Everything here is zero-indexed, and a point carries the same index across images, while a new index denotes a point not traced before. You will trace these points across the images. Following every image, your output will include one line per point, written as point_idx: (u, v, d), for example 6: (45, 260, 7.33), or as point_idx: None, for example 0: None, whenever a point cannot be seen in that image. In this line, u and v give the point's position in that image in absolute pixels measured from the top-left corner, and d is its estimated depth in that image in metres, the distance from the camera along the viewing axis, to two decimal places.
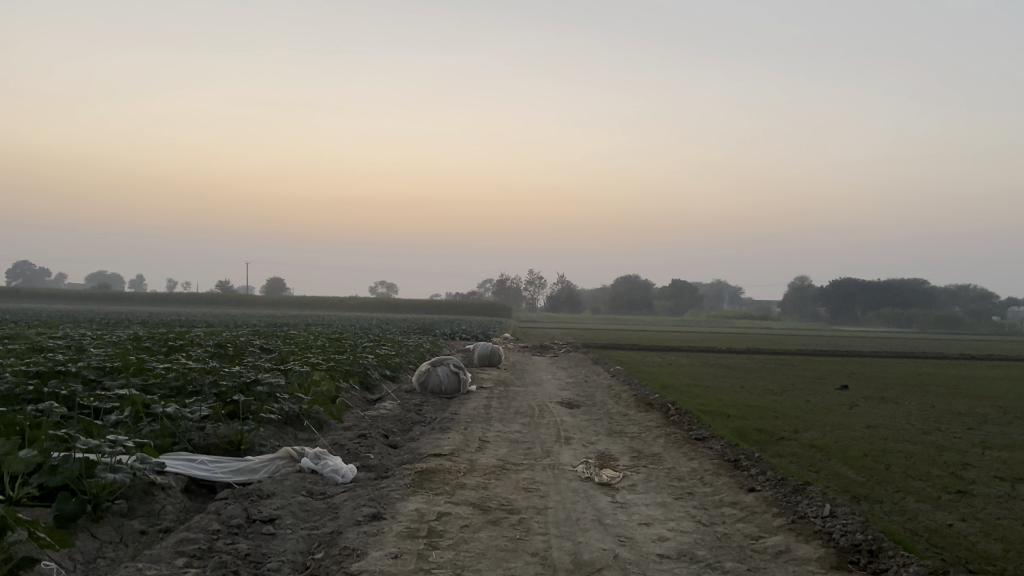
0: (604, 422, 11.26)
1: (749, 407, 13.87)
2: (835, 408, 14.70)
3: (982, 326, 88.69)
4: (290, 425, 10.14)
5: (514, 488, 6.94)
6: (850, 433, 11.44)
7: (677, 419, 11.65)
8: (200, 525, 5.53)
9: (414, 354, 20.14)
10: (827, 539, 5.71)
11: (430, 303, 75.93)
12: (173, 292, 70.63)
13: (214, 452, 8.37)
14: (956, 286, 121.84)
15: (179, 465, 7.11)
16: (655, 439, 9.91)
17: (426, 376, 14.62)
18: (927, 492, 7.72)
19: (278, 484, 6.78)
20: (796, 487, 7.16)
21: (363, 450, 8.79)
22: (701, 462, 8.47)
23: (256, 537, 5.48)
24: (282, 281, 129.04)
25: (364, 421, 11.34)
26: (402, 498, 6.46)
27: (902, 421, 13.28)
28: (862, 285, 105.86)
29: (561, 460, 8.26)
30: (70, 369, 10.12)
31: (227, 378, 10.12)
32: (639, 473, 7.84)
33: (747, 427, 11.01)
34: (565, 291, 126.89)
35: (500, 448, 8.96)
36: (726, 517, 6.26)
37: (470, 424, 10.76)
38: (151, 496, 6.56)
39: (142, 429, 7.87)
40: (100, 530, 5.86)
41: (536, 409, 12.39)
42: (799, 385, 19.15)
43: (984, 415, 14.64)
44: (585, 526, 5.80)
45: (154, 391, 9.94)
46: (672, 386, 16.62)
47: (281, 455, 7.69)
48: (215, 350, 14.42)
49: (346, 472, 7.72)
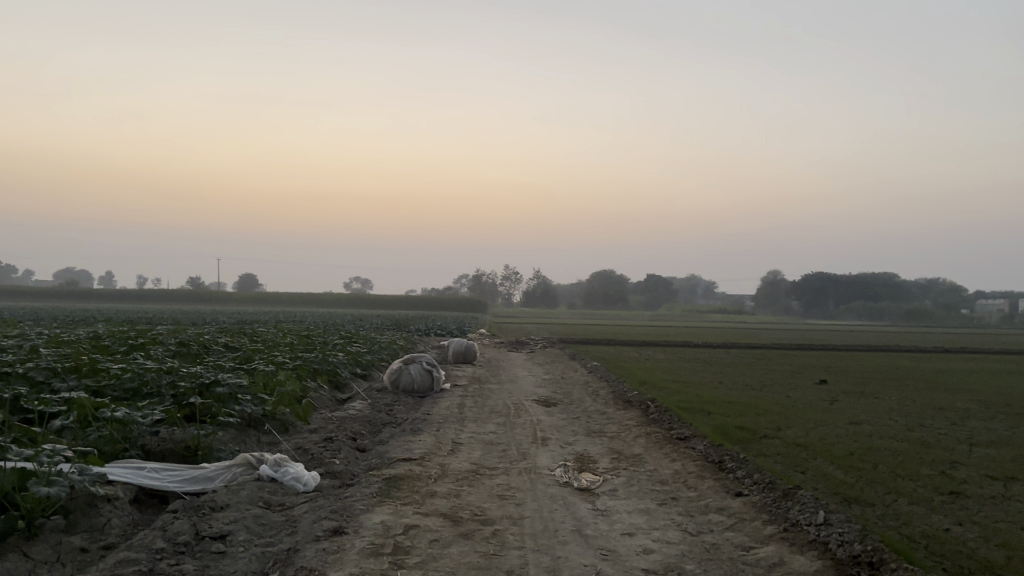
0: (582, 420, 10.86)
1: (728, 403, 13.53)
2: (816, 403, 14.45)
3: (951, 318, 89.94)
4: (253, 427, 9.62)
5: (488, 496, 6.49)
6: (832, 430, 11.14)
7: (657, 417, 11.26)
8: (142, 543, 5.02)
9: (387, 351, 19.66)
10: (823, 550, 5.34)
11: (404, 298, 75.31)
12: (143, 289, 69.27)
13: (167, 459, 7.85)
14: (925, 281, 123.44)
15: (126, 473, 6.59)
16: (635, 438, 9.53)
17: (397, 374, 14.14)
18: (918, 493, 7.41)
19: (233, 494, 6.30)
20: (785, 491, 6.78)
21: (327, 454, 8.31)
22: (684, 464, 8.07)
23: (204, 557, 4.99)
24: (253, 278, 127.67)
25: (332, 423, 10.82)
26: (366, 509, 5.99)
27: (884, 416, 13.01)
28: (835, 279, 106.80)
29: (537, 463, 7.84)
30: (16, 371, 9.53)
31: (185, 378, 9.58)
32: (619, 476, 7.44)
33: (728, 425, 10.65)
34: (540, 285, 126.55)
35: (473, 451, 8.51)
36: (713, 526, 5.88)
37: (443, 425, 10.28)
38: (95, 510, 6.03)
39: (89, 436, 7.35)
40: (34, 550, 5.30)
41: (512, 408, 11.96)
42: (777, 380, 18.90)
43: (965, 409, 14.45)
44: (565, 539, 5.38)
45: (107, 392, 9.38)
46: (651, 382, 16.32)
47: (238, 462, 7.19)
48: (176, 348, 13.81)
49: (308, 481, 7.22)
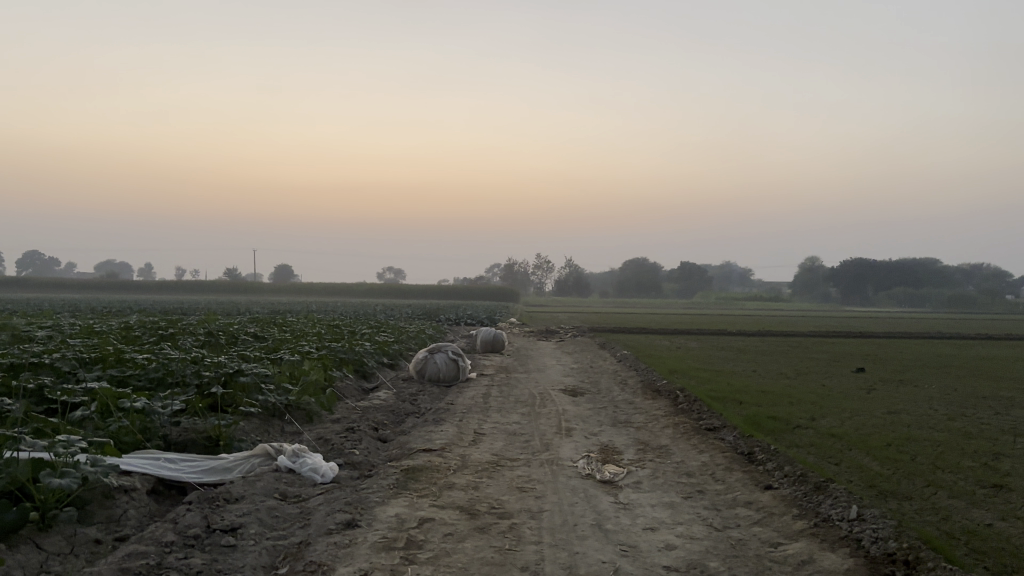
0: (608, 411, 10.63)
1: (761, 393, 13.19)
2: (851, 392, 14.08)
3: (995, 305, 87.80)
4: (276, 417, 9.55)
5: (507, 488, 6.33)
6: (868, 419, 10.78)
7: (686, 407, 11.00)
8: (152, 536, 4.93)
9: (416, 341, 19.59)
10: (856, 547, 5.08)
11: (437, 287, 75.50)
12: (183, 280, 70.47)
13: (188, 450, 7.78)
14: (968, 266, 120.59)
15: (144, 464, 6.53)
16: (662, 429, 9.28)
17: (423, 363, 14.04)
18: (959, 486, 7.09)
19: (249, 486, 6.20)
20: (818, 484, 6.52)
21: (348, 445, 8.20)
22: (712, 456, 7.82)
23: (213, 551, 4.88)
24: (288, 269, 128.82)
25: (356, 413, 10.73)
26: (381, 501, 5.86)
27: (923, 405, 12.58)
28: (874, 266, 104.81)
29: (560, 455, 7.64)
30: (43, 361, 9.55)
31: (209, 368, 9.52)
32: (644, 468, 7.22)
33: (760, 415, 10.34)
34: (574, 273, 125.96)
35: (495, 441, 8.34)
36: (739, 521, 5.64)
37: (466, 415, 10.14)
38: (111, 501, 5.95)
39: (109, 425, 7.30)
40: (48, 541, 5.22)
41: (537, 398, 11.79)
42: (813, 369, 18.47)
43: (1011, 398, 13.92)
44: (583, 533, 5.19)
45: (132, 382, 9.37)
46: (682, 371, 16.00)
47: (257, 453, 7.11)
48: (205, 338, 13.83)
49: (326, 472, 7.13)
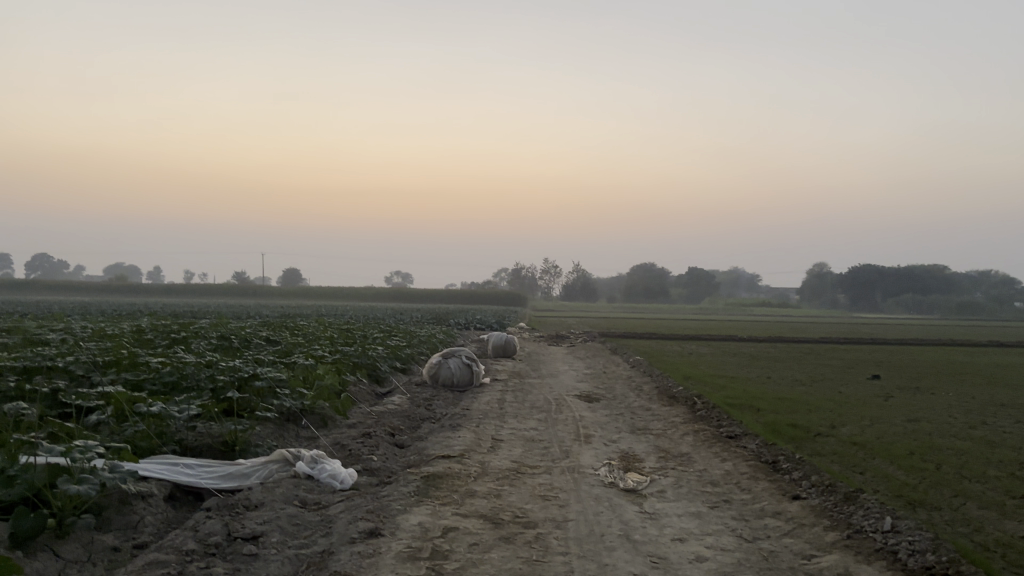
0: (626, 417, 10.50)
1: (778, 400, 13.05)
2: (868, 399, 13.94)
3: (1004, 312, 87.35)
4: (291, 421, 9.45)
5: (530, 496, 6.22)
6: (889, 428, 10.63)
7: (704, 414, 10.87)
8: (173, 544, 4.84)
9: (427, 345, 19.49)
10: (892, 560, 4.95)
11: (444, 292, 75.48)
12: (190, 283, 70.78)
13: (204, 454, 7.69)
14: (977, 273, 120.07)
15: (161, 469, 6.45)
16: (682, 437, 9.15)
17: (437, 368, 13.94)
18: (988, 497, 6.95)
19: (268, 493, 6.11)
20: (847, 494, 6.39)
21: (365, 450, 8.11)
22: (736, 465, 7.69)
23: (235, 559, 4.79)
24: (295, 273, 128.92)
25: (371, 418, 10.64)
26: (404, 509, 5.76)
27: (942, 413, 12.43)
28: (883, 272, 104.37)
29: (581, 462, 7.53)
30: (57, 364, 9.49)
31: (224, 371, 9.44)
32: (667, 477, 7.10)
33: (780, 423, 10.21)
34: (581, 277, 125.42)
35: (514, 448, 8.24)
36: (769, 532, 5.53)
37: (482, 421, 10.04)
38: (129, 507, 5.86)
39: (125, 430, 7.22)
40: (65, 548, 5.13)
41: (552, 404, 11.68)
42: (827, 375, 18.33)
43: None
44: (612, 544, 5.08)
45: (146, 386, 9.30)
46: (696, 377, 15.85)
47: (275, 459, 7.03)
48: (218, 342, 13.75)
49: (345, 478, 7.03)
